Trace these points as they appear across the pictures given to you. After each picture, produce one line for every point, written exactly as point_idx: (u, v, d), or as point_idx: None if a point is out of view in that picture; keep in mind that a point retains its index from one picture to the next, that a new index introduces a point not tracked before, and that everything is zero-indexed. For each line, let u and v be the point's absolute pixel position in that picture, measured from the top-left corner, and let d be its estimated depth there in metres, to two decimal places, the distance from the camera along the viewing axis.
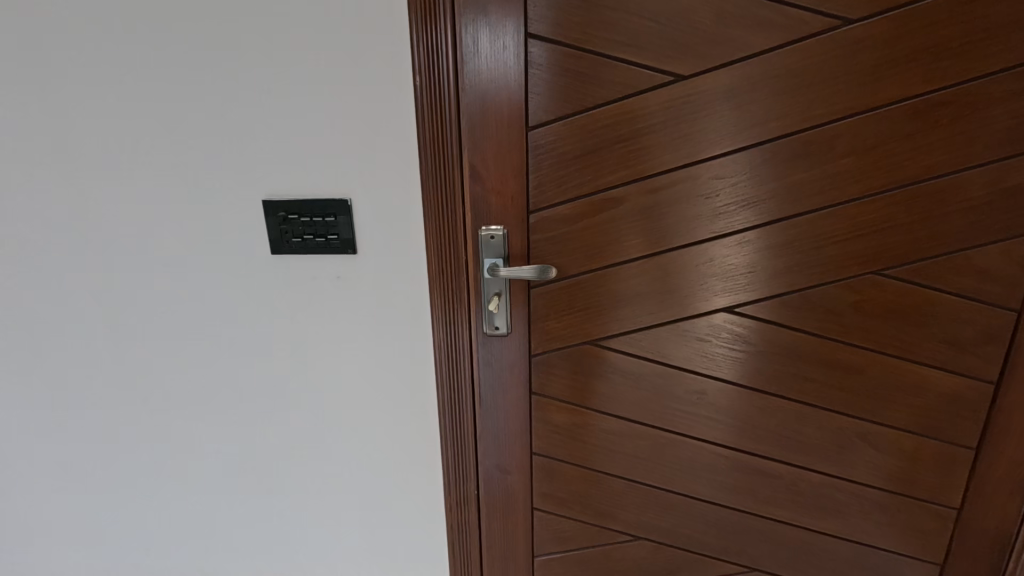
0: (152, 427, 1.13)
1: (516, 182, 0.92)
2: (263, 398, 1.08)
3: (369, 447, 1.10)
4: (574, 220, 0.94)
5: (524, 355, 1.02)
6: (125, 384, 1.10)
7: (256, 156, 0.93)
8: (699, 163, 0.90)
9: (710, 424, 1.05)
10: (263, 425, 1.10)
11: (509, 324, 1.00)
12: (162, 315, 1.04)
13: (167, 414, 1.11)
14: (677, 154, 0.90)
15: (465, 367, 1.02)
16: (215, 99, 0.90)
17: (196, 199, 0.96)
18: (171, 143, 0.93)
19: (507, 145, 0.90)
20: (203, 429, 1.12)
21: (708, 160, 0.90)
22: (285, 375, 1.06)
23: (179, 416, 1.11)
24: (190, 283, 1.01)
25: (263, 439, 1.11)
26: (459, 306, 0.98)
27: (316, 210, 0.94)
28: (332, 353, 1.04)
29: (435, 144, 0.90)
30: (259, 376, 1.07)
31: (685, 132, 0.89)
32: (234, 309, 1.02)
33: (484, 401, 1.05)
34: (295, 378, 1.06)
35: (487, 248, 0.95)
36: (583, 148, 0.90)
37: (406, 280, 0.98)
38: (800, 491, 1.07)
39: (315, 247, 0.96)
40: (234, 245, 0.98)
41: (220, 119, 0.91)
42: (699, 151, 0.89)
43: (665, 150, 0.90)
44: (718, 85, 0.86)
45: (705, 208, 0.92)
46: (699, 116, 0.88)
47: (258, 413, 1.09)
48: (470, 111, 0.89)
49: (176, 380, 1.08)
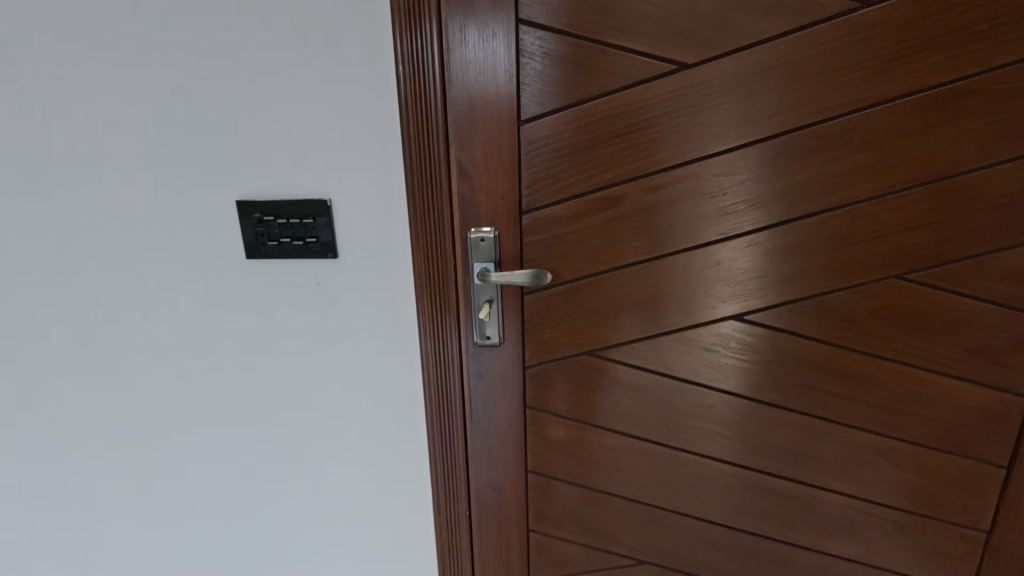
0: (127, 443, 1.06)
1: (507, 180, 0.86)
2: (243, 412, 1.02)
3: (354, 463, 1.03)
4: (571, 221, 0.87)
5: (518, 367, 0.95)
6: (98, 398, 1.04)
7: (229, 153, 0.87)
8: (704, 159, 0.83)
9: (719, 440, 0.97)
10: (245, 440, 1.04)
11: (501, 333, 0.93)
12: (136, 324, 0.98)
13: (143, 430, 1.05)
14: (681, 149, 0.83)
15: (455, 380, 0.96)
16: (184, 92, 0.84)
17: (168, 201, 0.90)
18: (140, 139, 0.87)
19: (498, 140, 0.84)
20: (182, 445, 1.06)
21: (714, 155, 0.83)
22: (267, 388, 1.00)
23: (156, 432, 1.05)
24: (165, 289, 0.95)
25: (245, 454, 1.05)
26: (448, 314, 0.91)
27: (294, 212, 0.88)
28: (314, 365, 0.97)
29: (421, 140, 0.84)
30: (239, 388, 1.00)
31: (688, 125, 0.82)
32: (211, 318, 0.96)
33: (475, 416, 0.98)
34: (275, 390, 1.00)
35: (477, 252, 0.88)
36: (579, 143, 0.84)
37: (391, 287, 0.91)
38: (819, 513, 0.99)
39: (294, 251, 0.90)
40: (209, 249, 0.92)
41: (190, 114, 0.85)
42: (705, 146, 0.83)
43: (667, 146, 0.84)
44: (724, 74, 0.80)
45: (711, 208, 0.86)
46: (703, 108, 0.82)
47: (240, 427, 1.03)
48: (457, 106, 0.83)
49: (152, 394, 1.02)
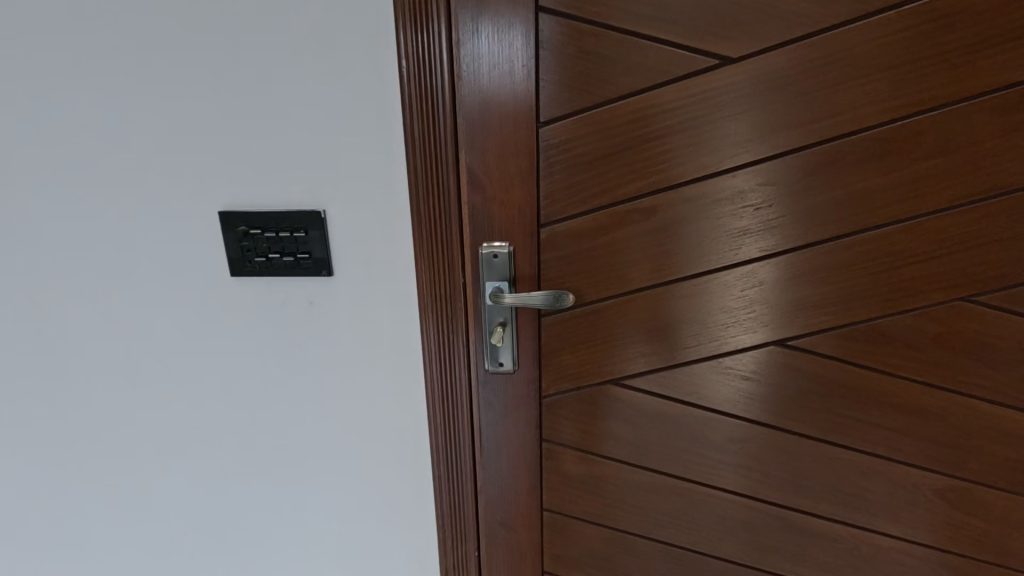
0: (100, 478, 0.96)
1: (523, 189, 0.76)
2: (228, 445, 0.92)
3: (352, 499, 0.94)
4: (595, 236, 0.78)
5: (534, 396, 0.86)
6: (66, 429, 0.94)
7: (210, 160, 0.77)
8: (748, 167, 0.74)
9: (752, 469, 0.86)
10: (230, 475, 0.95)
11: (515, 359, 0.83)
12: (107, 348, 0.88)
13: (118, 464, 0.95)
14: (721, 155, 0.73)
15: (463, 410, 0.86)
16: (156, 89, 0.74)
17: (140, 212, 0.80)
18: (106, 143, 0.77)
19: (513, 145, 0.74)
20: (162, 480, 0.96)
21: (758, 163, 0.73)
22: (255, 418, 0.91)
23: (133, 465, 0.95)
24: (139, 310, 0.85)
25: (233, 489, 0.96)
26: (456, 339, 0.82)
27: (283, 224, 0.78)
28: (308, 393, 0.88)
29: (426, 145, 0.74)
30: (225, 418, 0.91)
31: (729, 128, 0.72)
32: (191, 341, 0.86)
33: (485, 449, 0.89)
34: (264, 420, 0.90)
35: (489, 269, 0.78)
36: (605, 148, 0.74)
37: (393, 309, 0.82)
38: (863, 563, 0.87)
39: (284, 268, 0.80)
40: (188, 266, 0.82)
41: (163, 115, 0.75)
42: (748, 152, 0.73)
43: (706, 151, 0.73)
44: (774, 70, 0.70)
45: (754, 221, 0.76)
46: (747, 109, 0.71)
47: (225, 461, 0.94)
48: (467, 106, 0.73)
49: (127, 425, 0.92)
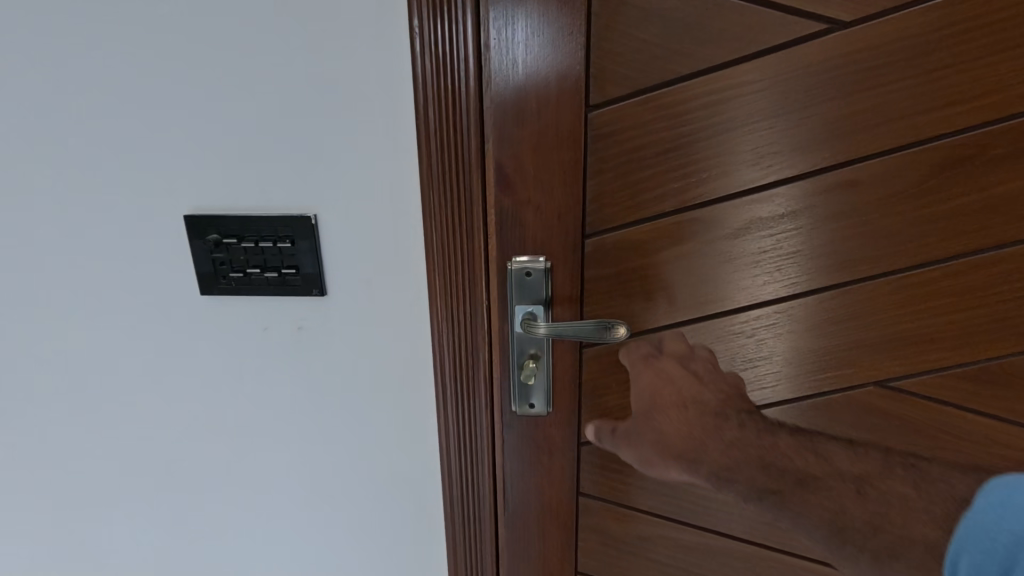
0: (58, 522, 0.82)
1: (566, 190, 0.60)
2: (205, 488, 0.78)
3: (352, 553, 0.80)
4: (651, 250, 0.62)
5: (569, 442, 0.70)
6: (17, 469, 0.79)
7: (172, 151, 0.61)
8: (854, 165, 0.57)
9: (663, 387, 0.59)
10: (211, 526, 0.80)
11: (548, 400, 0.68)
12: (57, 376, 0.73)
13: (77, 507, 0.81)
14: (822, 150, 0.57)
15: (483, 459, 0.71)
16: (102, 60, 0.58)
17: (88, 215, 0.64)
18: (42, 125, 0.61)
19: (554, 134, 0.58)
20: (129, 526, 0.82)
21: (870, 159, 0.57)
22: (237, 463, 0.76)
23: (95, 509, 0.81)
24: (92, 333, 0.70)
25: (211, 538, 0.81)
26: (477, 375, 0.66)
27: (265, 232, 0.63)
28: (298, 434, 0.73)
29: (441, 133, 0.57)
30: (200, 458, 0.76)
31: (834, 114, 0.56)
32: (156, 370, 0.71)
33: (509, 505, 0.73)
34: (246, 462, 0.76)
35: (520, 289, 0.63)
36: (670, 139, 0.58)
37: (401, 336, 0.67)
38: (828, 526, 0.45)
39: (267, 286, 0.65)
40: (151, 282, 0.67)
41: (111, 92, 0.59)
42: (858, 145, 0.57)
43: (802, 145, 0.57)
44: (900, 37, 0.53)
45: (859, 233, 0.59)
46: (860, 88, 0.55)
47: (201, 506, 0.79)
48: (495, 82, 0.57)
49: (86, 464, 0.78)
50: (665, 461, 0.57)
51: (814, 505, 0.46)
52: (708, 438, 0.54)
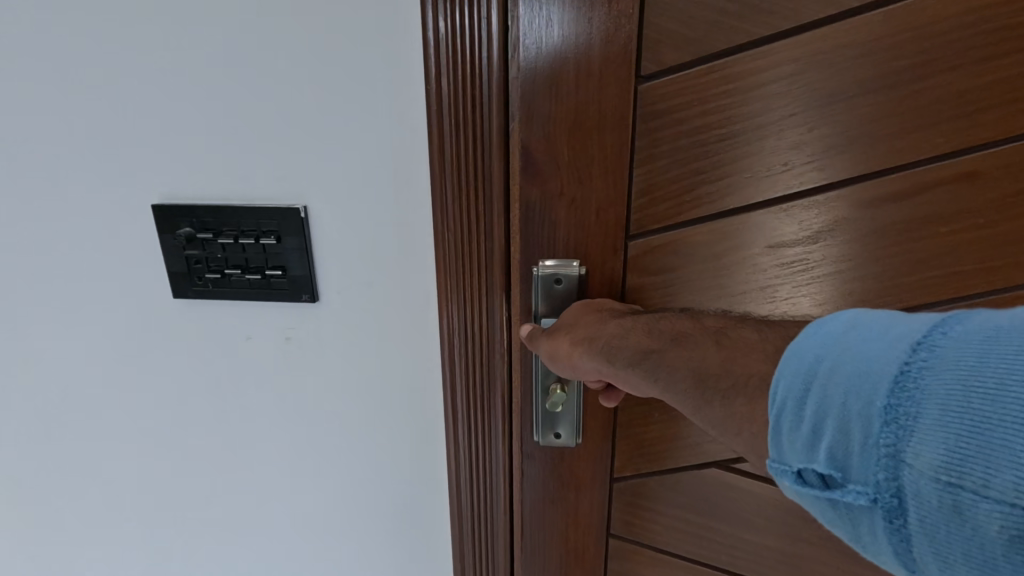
0: (23, 549, 0.73)
1: (607, 180, 0.48)
2: (183, 517, 0.68)
3: None
4: (709, 257, 0.50)
5: (601, 478, 0.60)
6: None
7: (138, 130, 0.52)
8: (983, 156, 0.44)
9: (585, 303, 0.50)
10: (191, 561, 0.71)
11: (578, 430, 0.57)
12: (18, 387, 0.64)
13: (44, 534, 0.72)
14: (944, 134, 0.44)
15: (500, 494, 0.61)
16: (57, 20, 0.49)
17: (45, 205, 0.55)
18: None
19: (595, 109, 0.46)
20: (99, 557, 0.72)
21: (1004, 149, 0.44)
22: (219, 492, 0.66)
23: (62, 537, 0.72)
24: (53, 341, 0.61)
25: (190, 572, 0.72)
26: (494, 397, 0.56)
27: (246, 226, 0.53)
28: (285, 459, 0.63)
29: (456, 109, 0.46)
30: (178, 484, 0.67)
31: (958, 88, 0.43)
32: (125, 382, 0.62)
33: (527, 546, 0.63)
34: (229, 489, 0.66)
35: (548, 299, 0.51)
36: (737, 118, 0.45)
37: (405, 351, 0.57)
38: (690, 382, 0.35)
39: (250, 289, 0.55)
40: (118, 284, 0.58)
41: (68, 59, 0.50)
42: (987, 128, 0.44)
43: (917, 129, 0.44)
44: None
45: (987, 244, 0.46)
46: (996, 54, 0.42)
47: (179, 537, 0.69)
48: (523, 47, 0.45)
49: (51, 487, 0.69)
50: (575, 369, 0.46)
51: (680, 361, 0.36)
52: (609, 321, 0.45)
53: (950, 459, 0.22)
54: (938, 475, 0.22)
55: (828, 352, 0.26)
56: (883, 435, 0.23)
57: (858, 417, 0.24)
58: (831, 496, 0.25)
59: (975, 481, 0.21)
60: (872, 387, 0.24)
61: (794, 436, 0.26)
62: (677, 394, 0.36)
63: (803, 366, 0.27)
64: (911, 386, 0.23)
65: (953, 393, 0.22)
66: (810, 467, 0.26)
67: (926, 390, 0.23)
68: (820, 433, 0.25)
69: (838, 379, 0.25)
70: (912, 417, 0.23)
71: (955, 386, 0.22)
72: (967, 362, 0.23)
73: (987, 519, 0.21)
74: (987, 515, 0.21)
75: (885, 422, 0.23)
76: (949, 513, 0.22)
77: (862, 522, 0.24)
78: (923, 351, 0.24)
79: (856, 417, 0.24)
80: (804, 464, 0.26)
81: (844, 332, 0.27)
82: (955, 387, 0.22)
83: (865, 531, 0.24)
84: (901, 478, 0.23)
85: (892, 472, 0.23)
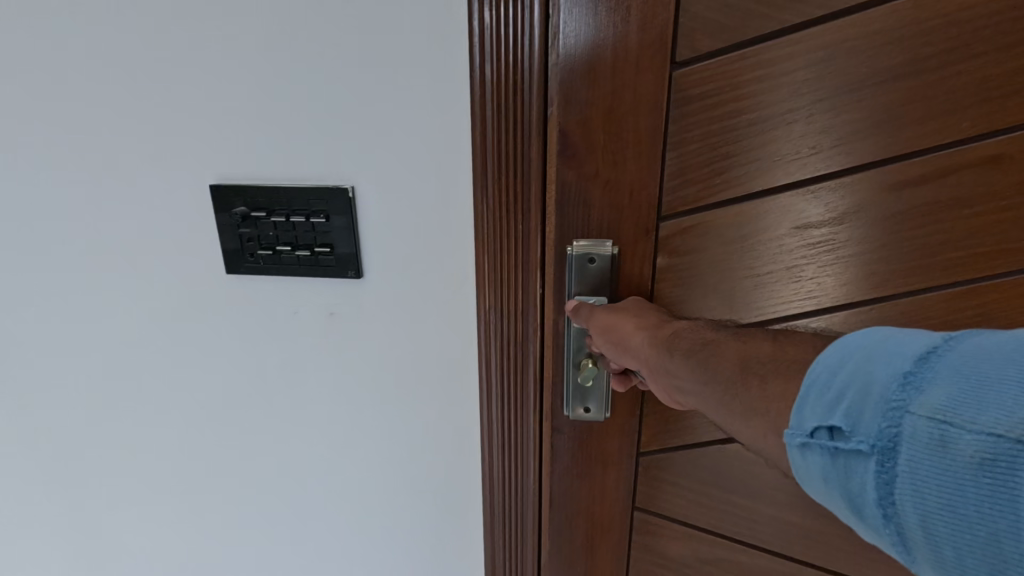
0: (77, 516, 0.77)
1: (640, 163, 0.51)
2: (228, 484, 0.72)
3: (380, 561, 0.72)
4: (738, 236, 0.51)
5: (627, 453, 0.63)
6: (34, 457, 0.74)
7: (197, 115, 0.55)
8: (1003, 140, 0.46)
9: (638, 301, 0.53)
10: (235, 531, 0.74)
11: (607, 405, 0.59)
12: (76, 359, 0.67)
13: (96, 500, 0.75)
14: (965, 119, 0.46)
15: (529, 465, 0.63)
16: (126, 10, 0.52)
17: (108, 184, 0.58)
18: (61, 85, 0.55)
19: (632, 95, 0.49)
20: (147, 522, 0.76)
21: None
22: (264, 466, 0.70)
23: (112, 502, 0.75)
24: (110, 315, 0.64)
25: (232, 538, 0.75)
26: (525, 370, 0.59)
27: (296, 205, 0.56)
28: (326, 427, 0.67)
29: (497, 95, 0.49)
30: (225, 451, 0.70)
31: (979, 74, 0.44)
32: (177, 354, 0.65)
33: (553, 515, 0.66)
34: (273, 457, 0.69)
35: (581, 278, 0.54)
36: (767, 104, 0.47)
37: (442, 325, 0.59)
38: (738, 369, 0.36)
39: (298, 265, 0.59)
40: (174, 260, 0.61)
41: (135, 48, 0.53)
42: (1006, 113, 0.45)
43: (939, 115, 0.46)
44: None
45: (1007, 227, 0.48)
46: (1018, 41, 0.43)
47: (224, 503, 0.73)
48: (563, 35, 0.48)
49: (105, 456, 0.72)
50: (628, 351, 0.48)
51: (730, 354, 0.38)
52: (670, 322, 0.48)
53: (948, 403, 0.24)
54: (934, 415, 0.24)
55: (864, 340, 0.29)
56: (896, 390, 0.25)
57: (881, 378, 0.26)
58: (837, 445, 0.26)
59: (964, 417, 0.23)
60: (898, 357, 0.27)
61: (816, 401, 0.28)
62: (722, 384, 0.37)
63: (841, 349, 0.29)
64: (933, 358, 0.26)
65: (966, 360, 0.25)
66: (824, 423, 0.27)
67: (944, 359, 0.25)
68: (841, 394, 0.27)
69: (868, 355, 0.28)
70: (926, 377, 0.25)
71: (972, 358, 0.25)
72: (985, 346, 0.25)
73: (966, 447, 0.23)
74: (966, 444, 0.23)
75: (902, 382, 0.25)
76: (935, 449, 0.24)
77: (858, 469, 0.26)
78: (951, 340, 0.26)
79: (878, 379, 0.26)
80: (819, 421, 0.27)
81: (881, 330, 0.29)
82: (972, 359, 0.25)
83: (858, 477, 0.26)
84: (902, 423, 0.25)
85: (894, 418, 0.25)
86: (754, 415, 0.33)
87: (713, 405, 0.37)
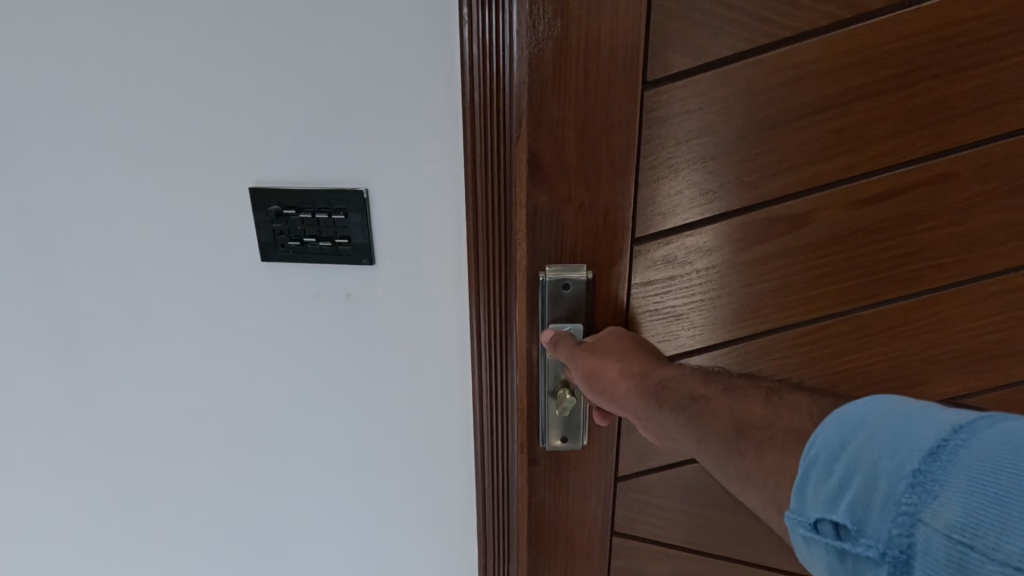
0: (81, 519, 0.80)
1: (613, 188, 0.51)
2: (228, 489, 0.75)
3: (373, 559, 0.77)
4: (710, 253, 0.53)
5: (607, 477, 0.64)
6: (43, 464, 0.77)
7: (207, 142, 0.58)
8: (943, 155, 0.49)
9: (616, 332, 0.54)
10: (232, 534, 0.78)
11: (581, 436, 0.61)
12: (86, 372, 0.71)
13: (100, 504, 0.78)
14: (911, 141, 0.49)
15: (516, 485, 0.64)
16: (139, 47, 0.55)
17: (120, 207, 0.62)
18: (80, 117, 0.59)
19: (602, 122, 0.49)
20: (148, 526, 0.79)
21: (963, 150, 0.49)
22: (263, 472, 0.73)
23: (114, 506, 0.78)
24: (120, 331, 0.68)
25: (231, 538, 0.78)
26: (508, 389, 0.61)
27: (319, 201, 0.59)
28: (323, 437, 0.70)
29: (474, 116, 0.50)
30: (224, 459, 0.73)
31: (926, 101, 0.47)
32: (182, 366, 0.69)
33: (537, 536, 0.67)
34: (271, 465, 0.72)
35: (555, 304, 0.55)
36: (731, 126, 0.49)
37: (436, 336, 0.64)
38: (733, 430, 0.40)
39: (321, 256, 0.61)
40: (182, 278, 0.64)
41: (147, 82, 0.56)
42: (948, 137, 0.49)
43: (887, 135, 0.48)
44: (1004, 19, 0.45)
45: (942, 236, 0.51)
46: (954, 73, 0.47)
47: (224, 508, 0.76)
48: (534, 61, 0.48)
49: (109, 464, 0.76)
50: (613, 399, 0.49)
51: (725, 412, 0.42)
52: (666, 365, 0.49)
53: (964, 521, 0.24)
54: (950, 533, 0.24)
55: (868, 422, 0.29)
56: (906, 494, 0.26)
57: (886, 476, 0.27)
58: (845, 544, 0.27)
59: (984, 542, 0.23)
60: (906, 451, 0.27)
61: (819, 488, 0.29)
62: (717, 445, 0.40)
63: (843, 430, 0.30)
64: (943, 458, 0.26)
65: (981, 466, 0.25)
66: (828, 517, 0.28)
67: (956, 464, 0.25)
68: (845, 486, 0.28)
69: (874, 443, 0.28)
70: (938, 483, 0.25)
71: (986, 463, 0.25)
72: (1001, 445, 0.25)
73: None
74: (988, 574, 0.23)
75: (911, 484, 0.26)
76: (953, 569, 0.24)
77: (868, 571, 0.27)
78: (961, 433, 0.26)
79: (885, 476, 0.27)
80: (822, 513, 0.28)
81: (887, 409, 0.30)
82: (985, 462, 0.25)
83: None
84: (914, 533, 0.25)
85: (905, 526, 0.25)
86: (750, 481, 0.37)
87: (708, 459, 0.41)
